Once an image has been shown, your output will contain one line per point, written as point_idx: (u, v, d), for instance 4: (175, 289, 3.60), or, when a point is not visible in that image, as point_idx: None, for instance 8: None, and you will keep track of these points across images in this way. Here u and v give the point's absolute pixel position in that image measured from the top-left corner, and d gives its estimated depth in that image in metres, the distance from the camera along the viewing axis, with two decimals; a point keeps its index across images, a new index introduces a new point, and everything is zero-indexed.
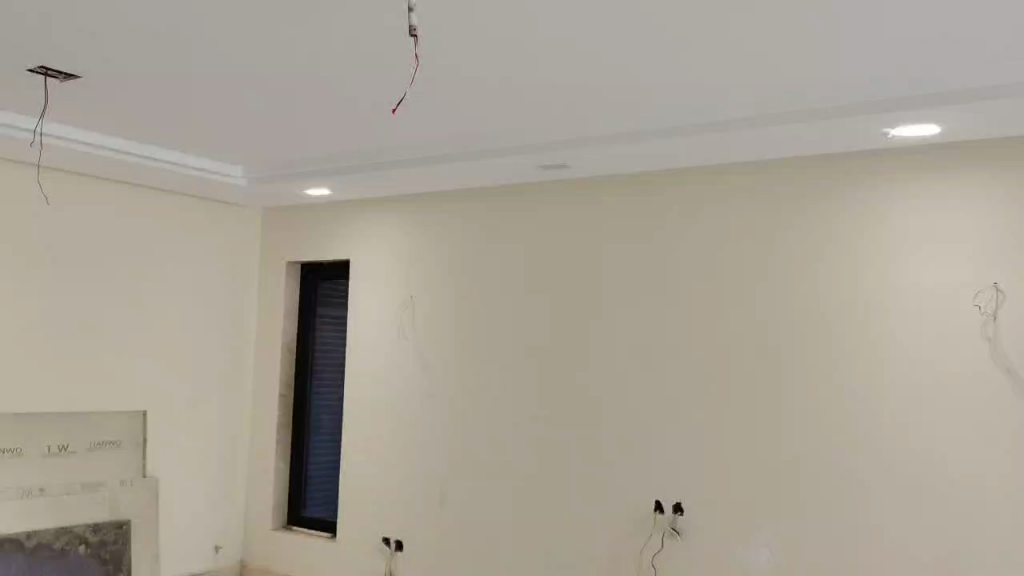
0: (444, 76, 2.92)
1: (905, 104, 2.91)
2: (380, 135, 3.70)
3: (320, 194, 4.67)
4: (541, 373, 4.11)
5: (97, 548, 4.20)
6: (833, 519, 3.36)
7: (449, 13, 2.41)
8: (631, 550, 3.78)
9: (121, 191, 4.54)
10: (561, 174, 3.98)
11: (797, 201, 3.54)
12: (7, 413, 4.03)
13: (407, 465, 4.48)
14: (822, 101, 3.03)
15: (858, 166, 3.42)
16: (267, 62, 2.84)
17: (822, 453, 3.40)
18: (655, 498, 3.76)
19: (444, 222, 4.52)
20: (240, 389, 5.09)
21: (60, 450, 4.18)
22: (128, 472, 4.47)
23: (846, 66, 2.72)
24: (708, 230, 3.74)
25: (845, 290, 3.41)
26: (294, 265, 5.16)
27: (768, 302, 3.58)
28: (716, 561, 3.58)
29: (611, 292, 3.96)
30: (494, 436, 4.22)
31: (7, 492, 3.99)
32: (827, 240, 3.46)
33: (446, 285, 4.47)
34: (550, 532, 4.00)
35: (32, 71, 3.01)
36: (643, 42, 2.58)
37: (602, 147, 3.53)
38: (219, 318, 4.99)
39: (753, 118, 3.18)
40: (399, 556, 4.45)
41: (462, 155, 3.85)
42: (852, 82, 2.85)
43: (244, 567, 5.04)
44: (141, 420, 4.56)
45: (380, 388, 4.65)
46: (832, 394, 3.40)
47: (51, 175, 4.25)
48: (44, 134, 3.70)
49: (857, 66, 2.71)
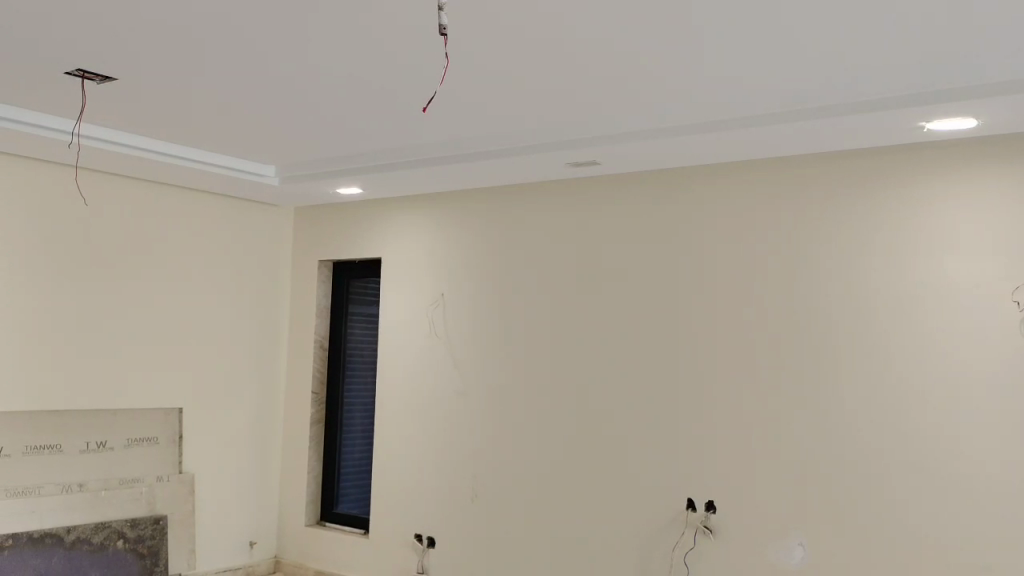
0: (464, 75, 2.91)
1: (934, 100, 2.86)
2: (397, 135, 3.73)
3: (354, 194, 4.72)
4: (571, 371, 4.10)
5: (134, 544, 4.28)
6: (869, 519, 3.31)
7: (474, 14, 2.41)
8: (663, 549, 3.76)
9: (153, 191, 4.60)
10: (587, 172, 3.97)
11: (831, 196, 3.49)
12: (46, 410, 4.11)
13: (437, 463, 4.50)
14: (847, 100, 2.99)
15: (889, 161, 3.37)
16: (296, 63, 2.85)
17: (855, 452, 3.35)
18: (686, 497, 3.73)
19: (473, 220, 4.52)
20: (272, 387, 5.14)
21: (98, 446, 4.25)
22: (165, 467, 4.52)
23: (867, 66, 2.70)
24: (739, 227, 3.70)
25: (880, 287, 3.35)
26: (326, 264, 5.19)
27: (800, 301, 3.53)
28: (749, 561, 3.55)
29: (642, 289, 3.93)
30: (522, 433, 4.21)
31: (47, 488, 4.06)
32: (862, 236, 3.40)
33: (475, 283, 4.48)
34: (581, 530, 3.99)
35: (69, 74, 3.06)
36: (669, 40, 2.56)
37: (620, 143, 3.50)
38: (251, 316, 5.05)
39: (777, 113, 3.15)
40: (431, 553, 4.46)
41: (480, 154, 3.85)
42: (875, 81, 2.83)
43: (276, 564, 5.07)
44: (177, 416, 4.63)
45: (409, 385, 4.67)
46: (867, 393, 3.35)
47: (86, 176, 4.33)
48: (82, 134, 3.76)
49: (881, 63, 2.68)
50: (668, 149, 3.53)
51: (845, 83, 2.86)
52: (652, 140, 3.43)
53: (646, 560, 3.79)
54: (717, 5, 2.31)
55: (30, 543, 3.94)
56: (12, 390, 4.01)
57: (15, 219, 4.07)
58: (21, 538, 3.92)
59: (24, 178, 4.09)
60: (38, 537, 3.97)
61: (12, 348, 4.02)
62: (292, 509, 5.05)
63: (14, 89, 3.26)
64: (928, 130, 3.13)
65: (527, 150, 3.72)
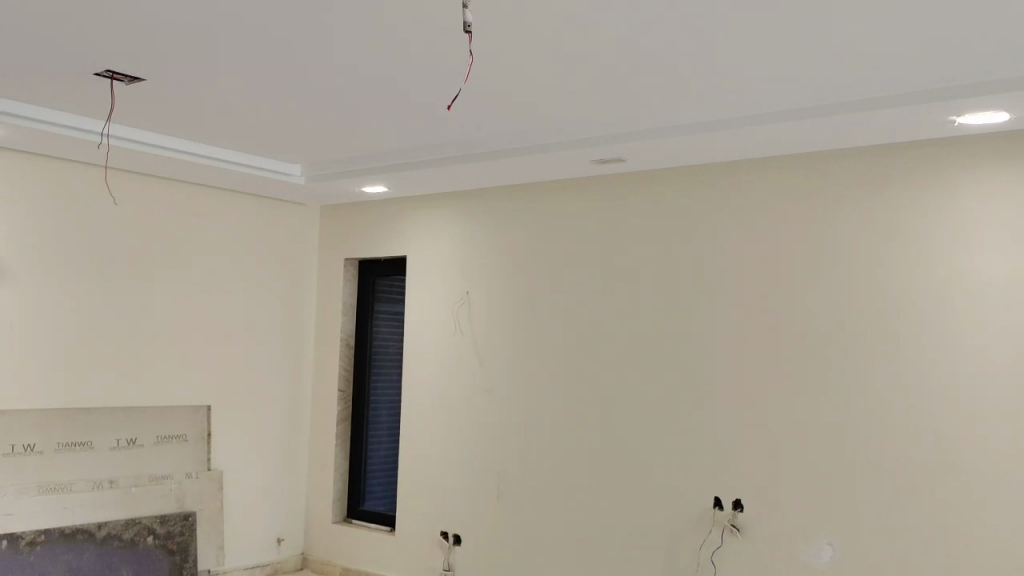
0: (489, 74, 2.92)
1: (944, 95, 2.85)
2: (417, 135, 3.75)
3: (383, 194, 4.77)
4: (597, 368, 4.09)
5: (164, 540, 4.32)
6: (899, 519, 3.26)
7: (498, 14, 2.41)
8: (690, 547, 3.73)
9: (181, 190, 4.65)
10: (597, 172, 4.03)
11: (860, 192, 3.44)
12: (77, 407, 4.18)
13: (463, 460, 4.50)
14: (864, 96, 2.97)
15: (920, 156, 3.32)
16: (320, 62, 2.87)
17: (885, 451, 3.31)
18: (713, 496, 3.70)
19: (498, 217, 4.52)
20: (299, 384, 5.18)
21: (129, 443, 4.31)
22: (194, 464, 4.57)
23: (868, 64, 2.72)
24: (765, 224, 3.67)
25: (909, 282, 3.31)
26: (352, 262, 5.21)
27: (827, 298, 3.49)
28: (777, 560, 3.51)
29: (667, 286, 3.91)
30: (548, 431, 4.21)
31: (80, 484, 4.12)
32: (891, 232, 3.36)
33: (499, 280, 4.48)
34: (607, 528, 3.98)
35: (98, 75, 3.09)
36: (691, 38, 2.55)
37: (639, 141, 3.50)
38: (277, 314, 5.08)
39: (773, 112, 3.19)
40: (457, 550, 4.47)
41: (499, 153, 3.86)
42: (888, 78, 2.82)
43: (304, 560, 5.11)
44: (205, 414, 4.67)
45: (435, 383, 4.67)
46: (897, 390, 3.31)
47: (116, 176, 4.39)
48: (111, 134, 3.81)
49: (895, 61, 2.67)
50: (678, 148, 3.55)
51: (863, 80, 2.84)
52: (672, 136, 3.43)
53: (673, 559, 3.77)
54: (737, 5, 2.31)
55: (62, 539, 4.00)
56: (41, 386, 4.07)
57: (47, 219, 4.14)
58: (53, 534, 3.98)
59: (56, 179, 4.16)
60: (70, 532, 4.03)
61: (40, 346, 4.08)
62: (320, 506, 5.08)
63: (44, 90, 3.29)
64: (959, 124, 3.09)
65: (547, 147, 3.72)
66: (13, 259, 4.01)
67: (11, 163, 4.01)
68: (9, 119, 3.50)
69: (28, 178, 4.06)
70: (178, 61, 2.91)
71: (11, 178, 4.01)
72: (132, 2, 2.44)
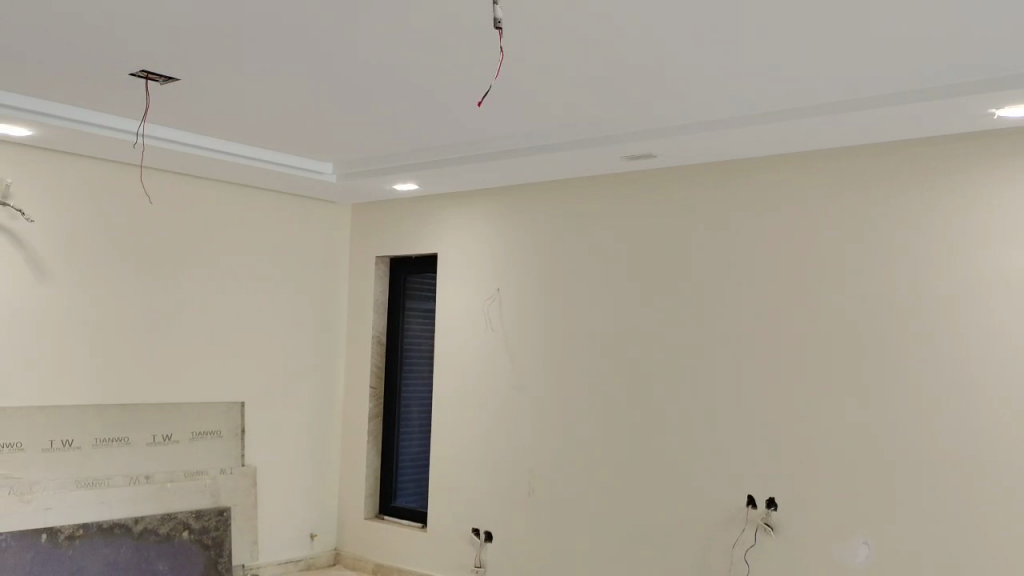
0: (518, 72, 2.91)
1: (947, 93, 2.84)
2: (444, 133, 3.76)
3: (400, 194, 4.88)
4: (628, 366, 4.07)
5: (199, 534, 4.37)
6: (937, 519, 3.20)
7: (530, 13, 2.42)
8: (723, 546, 3.70)
9: (215, 189, 4.70)
10: (596, 172, 4.12)
11: (896, 187, 3.39)
12: (114, 404, 4.24)
13: (494, 457, 4.50)
14: (902, 89, 2.90)
15: (958, 150, 3.26)
16: (351, 62, 2.88)
17: (922, 450, 3.26)
18: (746, 494, 3.67)
19: (529, 214, 4.51)
20: (332, 381, 5.21)
21: (164, 439, 4.37)
22: (229, 460, 4.62)
23: (894, 60, 2.67)
24: (798, 220, 3.62)
25: (947, 279, 3.25)
26: (383, 260, 5.24)
27: (863, 294, 3.43)
28: (812, 561, 3.47)
29: (699, 284, 3.88)
30: (579, 428, 4.20)
31: (117, 479, 4.19)
32: (928, 228, 3.30)
33: (530, 277, 4.47)
34: (639, 526, 3.95)
35: (133, 76, 3.11)
36: (725, 35, 2.53)
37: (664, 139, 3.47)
38: (310, 311, 5.11)
39: (772, 113, 3.20)
40: (488, 547, 4.47)
41: (518, 151, 3.86)
42: (903, 74, 2.79)
43: (337, 555, 5.15)
44: (239, 411, 4.72)
45: (467, 380, 4.68)
46: (935, 389, 3.25)
47: (152, 176, 4.45)
48: (147, 134, 3.85)
49: (913, 58, 2.65)
50: (711, 143, 3.51)
51: (891, 75, 2.80)
52: (698, 134, 3.39)
53: (706, 558, 3.74)
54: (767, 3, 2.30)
55: (100, 533, 4.06)
56: (79, 383, 4.14)
57: (85, 219, 4.21)
58: (91, 527, 4.04)
59: (93, 179, 4.23)
60: (108, 526, 4.09)
61: (78, 343, 4.16)
62: (352, 502, 5.11)
63: (81, 92, 3.34)
64: (998, 117, 3.02)
65: (575, 145, 3.69)
66: (52, 259, 4.09)
67: (49, 164, 4.08)
68: (48, 120, 3.55)
69: (66, 178, 4.13)
70: (208, 62, 2.93)
71: (50, 179, 4.08)
72: (163, 3, 2.45)
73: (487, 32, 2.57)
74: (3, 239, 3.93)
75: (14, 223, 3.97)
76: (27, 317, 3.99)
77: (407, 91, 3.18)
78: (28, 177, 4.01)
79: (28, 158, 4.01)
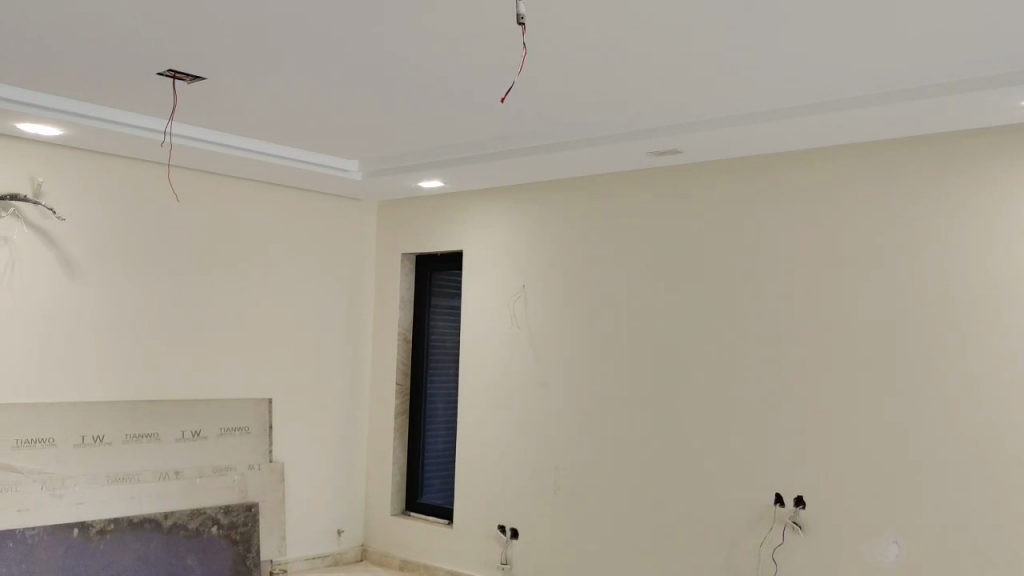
0: (543, 69, 2.90)
1: (958, 88, 2.82)
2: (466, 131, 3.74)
3: (420, 194, 4.97)
4: (654, 363, 4.04)
5: (228, 529, 4.42)
6: (969, 518, 3.15)
7: (557, 15, 2.43)
8: (751, 545, 3.66)
9: (241, 187, 4.73)
10: (598, 171, 4.17)
11: (928, 181, 3.33)
12: (144, 401, 4.30)
13: (519, 454, 4.50)
14: (934, 80, 2.84)
15: (991, 142, 3.20)
16: (377, 61, 2.89)
17: (956, 449, 3.20)
18: (774, 492, 3.63)
19: (554, 211, 4.49)
20: (358, 378, 5.23)
21: (194, 435, 4.42)
22: (257, 456, 4.65)
23: (926, 51, 2.62)
24: (826, 215, 3.57)
25: (982, 275, 3.18)
26: (409, 257, 5.24)
27: (893, 291, 3.38)
28: (841, 561, 3.42)
29: (726, 280, 3.84)
30: (604, 426, 4.18)
31: (146, 474, 4.24)
32: (961, 222, 3.24)
33: (556, 274, 4.45)
34: (665, 524, 3.93)
35: (161, 75, 3.13)
36: (752, 32, 2.51)
37: (687, 134, 3.43)
38: (336, 308, 5.13)
39: (792, 108, 3.16)
40: (514, 544, 4.46)
41: (539, 147, 3.86)
42: (921, 69, 2.76)
43: (364, 551, 5.17)
44: (267, 407, 4.75)
45: (493, 377, 4.67)
46: (968, 387, 3.19)
47: (180, 175, 4.49)
48: (174, 134, 3.88)
49: (929, 54, 2.63)
50: (735, 139, 3.47)
51: (923, 66, 2.74)
52: (723, 129, 3.34)
53: (734, 556, 3.71)
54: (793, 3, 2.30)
55: (131, 528, 4.12)
56: (108, 381, 4.20)
57: (115, 218, 4.25)
58: (122, 522, 4.10)
59: (121, 178, 4.27)
60: (138, 521, 4.14)
61: (108, 342, 4.21)
62: (379, 498, 5.13)
63: (110, 93, 3.37)
64: None
65: (596, 142, 3.67)
66: (83, 257, 4.14)
67: (79, 163, 4.14)
68: (78, 120, 3.60)
69: (96, 177, 4.19)
70: (225, 61, 2.94)
71: (80, 178, 4.13)
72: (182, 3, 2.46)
73: (516, 36, 2.60)
74: (34, 238, 3.99)
75: (46, 222, 4.03)
76: (57, 316, 4.05)
77: (427, 89, 3.18)
78: (60, 176, 4.07)
79: (58, 158, 4.07)
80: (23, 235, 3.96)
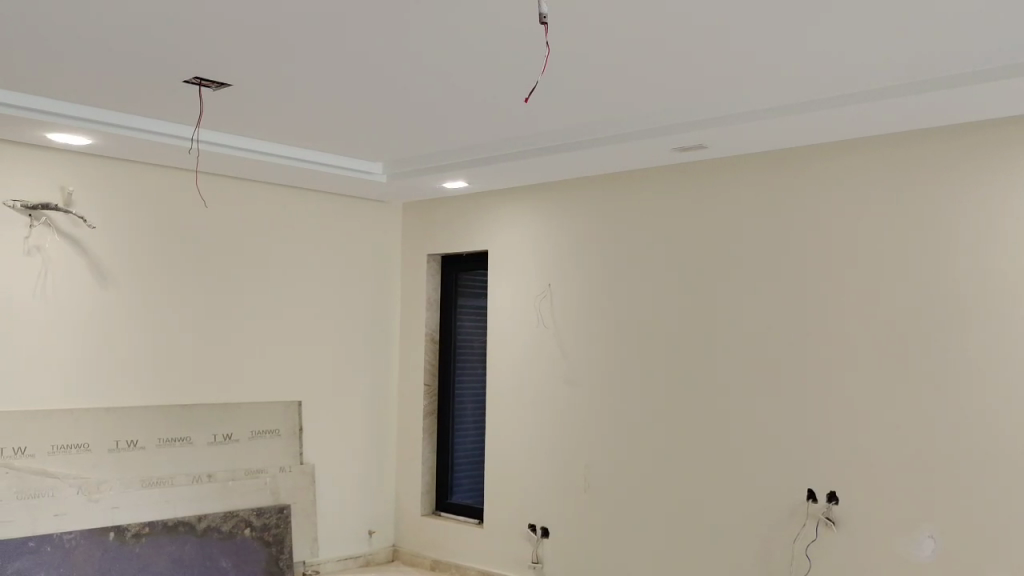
0: (562, 67, 2.88)
1: (983, 76, 2.73)
2: (483, 131, 3.72)
3: (440, 194, 4.97)
4: (682, 360, 4.01)
5: (261, 531, 4.45)
6: (1007, 511, 3.09)
7: (576, 14, 2.42)
8: (783, 542, 3.63)
9: (267, 192, 4.76)
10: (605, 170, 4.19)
11: (958, 170, 3.26)
12: (174, 404, 4.34)
13: (547, 452, 4.50)
14: (950, 71, 2.76)
15: (1005, 133, 3.17)
16: (395, 62, 2.89)
17: (988, 443, 3.14)
18: (807, 487, 3.58)
19: (578, 209, 4.47)
20: (386, 379, 5.25)
21: (225, 439, 4.46)
22: (287, 458, 4.69)
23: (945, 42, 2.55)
24: (853, 208, 3.52)
25: (1016, 265, 3.12)
26: (434, 258, 5.26)
27: (924, 284, 3.32)
28: (876, 557, 3.37)
29: (754, 276, 3.80)
30: (632, 423, 4.16)
31: (179, 479, 4.28)
32: (992, 210, 3.17)
33: (581, 272, 4.43)
34: (696, 521, 3.90)
35: (188, 83, 3.22)
36: (772, 29, 2.48)
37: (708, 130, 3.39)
38: (363, 310, 5.16)
39: (813, 101, 3.10)
40: (544, 543, 4.46)
41: (551, 148, 3.84)
42: (943, 60, 2.69)
43: (394, 552, 5.19)
44: (295, 410, 4.78)
45: (520, 376, 4.66)
46: (1003, 379, 3.12)
47: (206, 181, 4.53)
48: (200, 140, 3.92)
49: (950, 44, 2.56)
50: (757, 135, 3.43)
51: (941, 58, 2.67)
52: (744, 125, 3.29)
53: (766, 552, 3.67)
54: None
55: (165, 531, 4.15)
56: (134, 383, 4.23)
57: (143, 224, 4.30)
58: (157, 525, 4.14)
59: (150, 186, 4.32)
60: (172, 524, 4.18)
61: (137, 347, 4.25)
62: (409, 499, 5.15)
63: (135, 98, 3.43)
64: None
65: (604, 141, 3.66)
66: (113, 264, 4.19)
67: (109, 171, 4.19)
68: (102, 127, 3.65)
69: (124, 186, 4.24)
70: (241, 61, 2.95)
71: (109, 186, 4.19)
72: (200, 3, 2.48)
73: (541, 37, 2.59)
74: (65, 246, 4.04)
75: (77, 229, 4.09)
76: (86, 322, 4.09)
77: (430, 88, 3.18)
78: (89, 185, 4.12)
79: (87, 167, 4.12)
80: (54, 243, 4.01)
